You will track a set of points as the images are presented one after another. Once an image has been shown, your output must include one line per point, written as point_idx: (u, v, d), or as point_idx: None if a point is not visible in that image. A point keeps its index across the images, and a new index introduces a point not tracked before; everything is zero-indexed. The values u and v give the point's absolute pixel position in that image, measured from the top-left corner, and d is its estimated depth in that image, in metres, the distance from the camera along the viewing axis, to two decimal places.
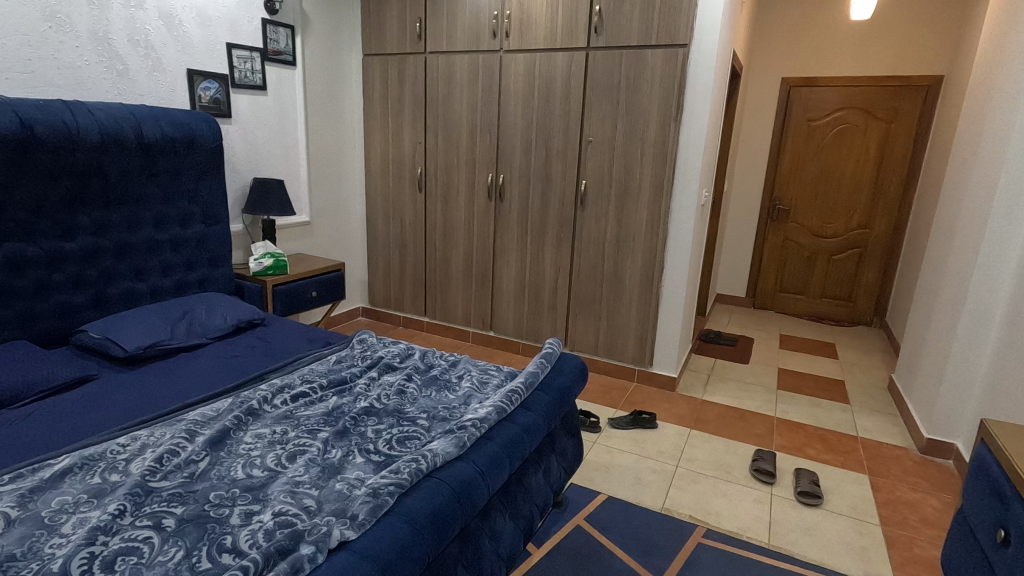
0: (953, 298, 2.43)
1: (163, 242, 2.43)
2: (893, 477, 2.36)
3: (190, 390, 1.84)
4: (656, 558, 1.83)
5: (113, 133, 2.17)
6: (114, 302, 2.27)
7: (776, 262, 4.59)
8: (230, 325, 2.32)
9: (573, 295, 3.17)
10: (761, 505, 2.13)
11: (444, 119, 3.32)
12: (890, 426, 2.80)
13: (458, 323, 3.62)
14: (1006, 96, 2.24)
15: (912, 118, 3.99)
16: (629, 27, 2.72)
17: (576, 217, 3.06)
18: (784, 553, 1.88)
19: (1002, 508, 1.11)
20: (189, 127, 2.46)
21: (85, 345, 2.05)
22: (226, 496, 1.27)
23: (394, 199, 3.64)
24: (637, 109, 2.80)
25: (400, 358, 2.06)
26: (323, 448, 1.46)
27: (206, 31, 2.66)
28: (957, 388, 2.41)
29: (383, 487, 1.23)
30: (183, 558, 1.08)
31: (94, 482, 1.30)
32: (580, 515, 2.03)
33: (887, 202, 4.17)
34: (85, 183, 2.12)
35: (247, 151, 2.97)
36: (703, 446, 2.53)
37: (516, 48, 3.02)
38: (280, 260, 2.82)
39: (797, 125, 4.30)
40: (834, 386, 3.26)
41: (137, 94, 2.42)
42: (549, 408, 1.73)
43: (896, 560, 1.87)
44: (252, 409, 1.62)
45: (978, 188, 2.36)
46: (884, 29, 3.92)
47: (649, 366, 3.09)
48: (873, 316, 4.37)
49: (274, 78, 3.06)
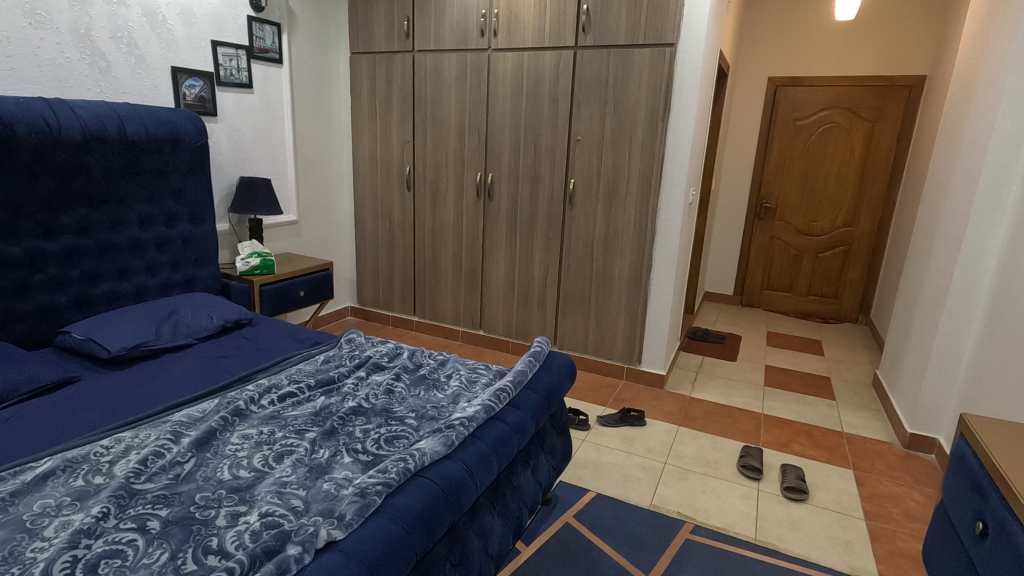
0: (936, 294, 2.47)
1: (147, 241, 2.40)
2: (877, 471, 2.40)
3: (176, 390, 1.82)
4: (645, 554, 1.84)
5: (95, 131, 2.14)
6: (98, 302, 2.25)
7: (763, 260, 4.63)
8: (216, 325, 2.30)
9: (563, 293, 3.18)
10: (748, 501, 2.15)
11: (433, 118, 3.31)
12: (874, 422, 2.84)
13: (447, 322, 3.62)
14: (987, 95, 2.28)
15: (896, 117, 4.04)
16: (616, 25, 2.73)
17: (564, 215, 3.07)
18: (771, 548, 1.90)
19: (980, 501, 1.14)
20: (174, 125, 2.44)
21: (68, 346, 2.02)
22: (212, 497, 1.26)
23: (383, 197, 3.62)
24: (625, 109, 2.81)
25: (389, 357, 2.05)
26: (310, 448, 1.45)
27: (190, 28, 2.63)
28: (939, 383, 2.45)
29: (371, 487, 1.23)
30: (169, 560, 1.07)
31: (77, 484, 1.29)
32: (569, 512, 2.03)
33: (872, 200, 4.22)
34: (67, 182, 2.09)
35: (234, 150, 2.95)
36: (691, 443, 2.55)
37: (504, 47, 3.02)
38: (268, 260, 2.80)
39: (783, 125, 4.34)
40: (820, 383, 3.30)
41: (121, 92, 2.39)
42: (538, 407, 1.73)
43: (880, 553, 1.90)
44: (239, 410, 1.61)
45: (959, 186, 2.40)
46: (867, 30, 3.97)
47: (638, 364, 3.10)
48: (858, 313, 4.42)
49: (260, 76, 3.03)
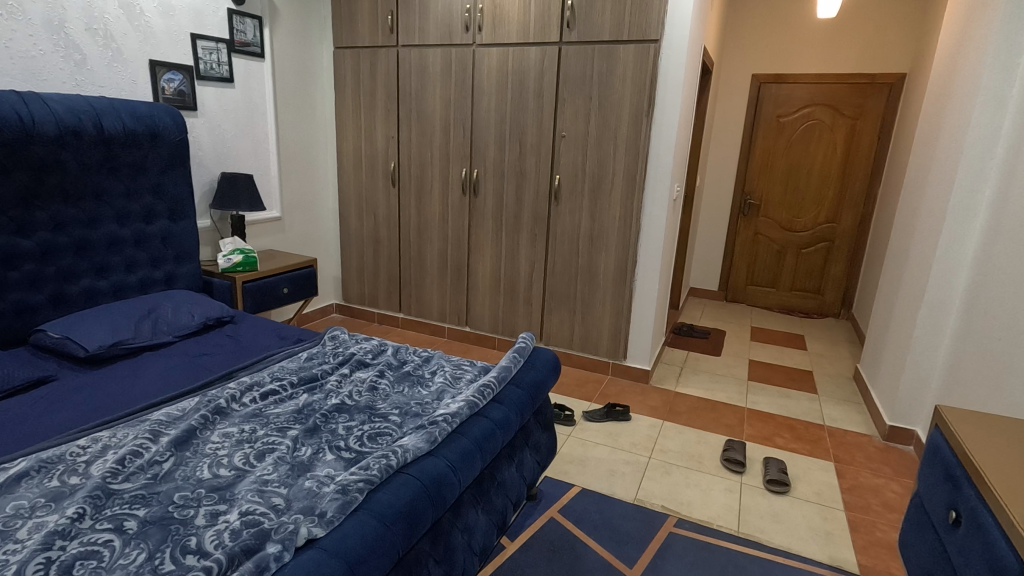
0: (915, 288, 2.50)
1: (126, 238, 2.36)
2: (857, 463, 2.44)
3: (155, 389, 1.80)
4: (629, 548, 1.85)
5: (70, 125, 2.09)
6: (74, 301, 2.21)
7: (747, 256, 4.67)
8: (197, 322, 2.27)
9: (549, 289, 3.18)
10: (731, 494, 2.18)
11: (418, 114, 3.30)
12: (854, 415, 2.89)
13: (434, 318, 3.61)
14: (964, 93, 2.31)
15: (878, 115, 4.09)
16: (601, 21, 2.73)
17: (550, 211, 3.07)
18: (753, 540, 1.93)
19: (953, 490, 1.16)
20: (153, 120, 2.39)
21: (44, 345, 1.98)
22: (192, 497, 1.24)
23: (368, 194, 3.60)
24: (609, 105, 2.81)
25: (373, 354, 2.04)
26: (292, 447, 1.44)
27: (169, 21, 2.59)
28: (916, 377, 2.49)
29: (352, 484, 1.22)
30: (146, 560, 1.06)
31: (52, 484, 1.26)
32: (554, 507, 2.04)
33: (854, 197, 4.27)
34: (42, 178, 2.05)
35: (215, 145, 2.90)
36: (675, 438, 2.57)
37: (489, 42, 3.00)
38: (250, 257, 2.75)
39: (766, 121, 4.37)
40: (802, 377, 3.35)
41: (96, 85, 2.34)
42: (521, 402, 1.73)
43: (859, 543, 1.93)
44: (220, 408, 1.59)
45: (938, 182, 2.43)
46: (848, 28, 4.01)
47: (623, 359, 3.12)
48: (840, 308, 4.49)
49: (241, 71, 2.99)
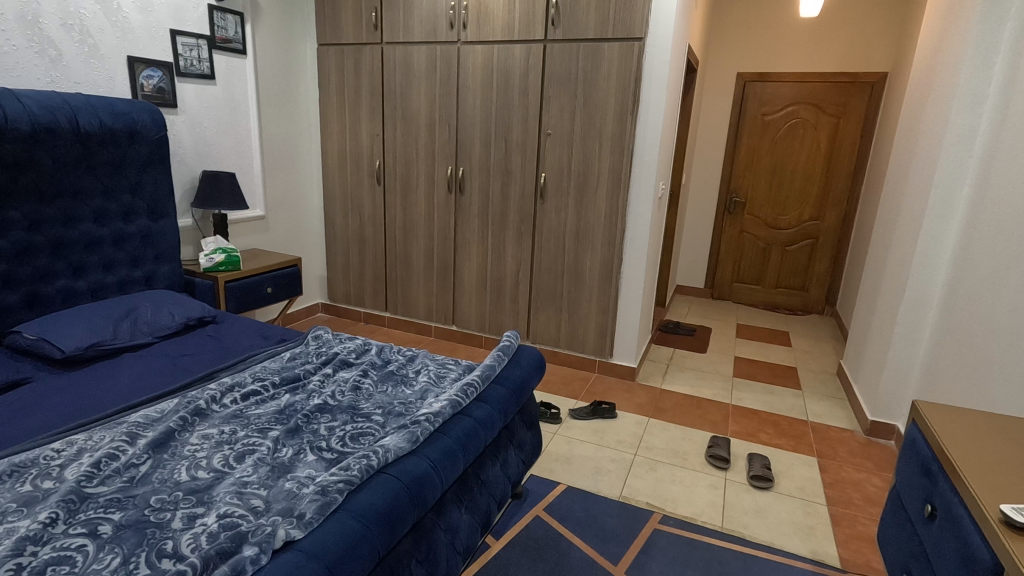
0: (897, 284, 2.53)
1: (104, 238, 2.32)
2: (839, 458, 2.46)
3: (133, 390, 1.77)
4: (614, 545, 1.85)
5: (45, 123, 2.05)
6: (50, 301, 2.17)
7: (733, 253, 4.71)
8: (178, 323, 2.24)
9: (535, 287, 3.18)
10: (715, 490, 2.19)
11: (403, 112, 3.28)
12: (837, 410, 2.92)
13: (420, 317, 3.60)
14: (944, 91, 2.34)
15: (861, 113, 4.13)
16: (585, 19, 2.73)
17: (536, 210, 3.06)
18: (737, 535, 1.94)
19: (929, 484, 1.17)
20: (131, 117, 2.35)
21: (19, 346, 1.94)
22: (169, 499, 1.22)
23: (353, 193, 3.57)
24: (594, 103, 2.81)
25: (356, 354, 2.02)
26: (273, 447, 1.42)
27: (147, 16, 2.54)
28: (897, 372, 2.52)
29: (332, 485, 1.21)
30: (120, 565, 1.03)
31: (24, 489, 1.24)
32: (539, 506, 2.04)
33: (836, 195, 4.32)
34: (16, 176, 2.01)
35: (196, 144, 2.86)
36: (661, 435, 2.58)
37: (473, 40, 2.99)
38: (232, 256, 2.71)
39: (751, 119, 4.40)
40: (786, 373, 3.38)
41: (73, 82, 2.30)
42: (505, 400, 1.72)
43: (841, 538, 1.95)
44: (199, 409, 1.57)
45: (918, 179, 2.46)
46: (831, 26, 4.04)
47: (610, 357, 3.13)
48: (825, 305, 4.54)
49: (223, 68, 2.95)
